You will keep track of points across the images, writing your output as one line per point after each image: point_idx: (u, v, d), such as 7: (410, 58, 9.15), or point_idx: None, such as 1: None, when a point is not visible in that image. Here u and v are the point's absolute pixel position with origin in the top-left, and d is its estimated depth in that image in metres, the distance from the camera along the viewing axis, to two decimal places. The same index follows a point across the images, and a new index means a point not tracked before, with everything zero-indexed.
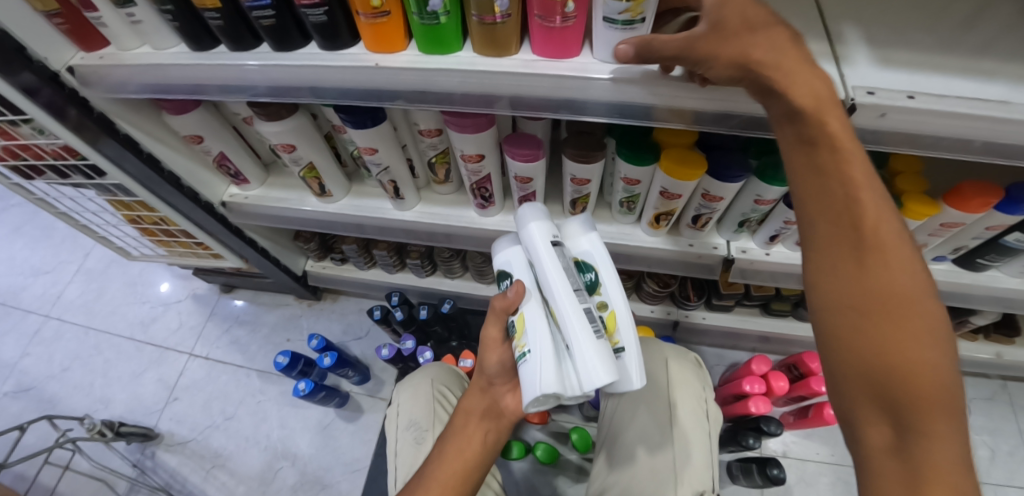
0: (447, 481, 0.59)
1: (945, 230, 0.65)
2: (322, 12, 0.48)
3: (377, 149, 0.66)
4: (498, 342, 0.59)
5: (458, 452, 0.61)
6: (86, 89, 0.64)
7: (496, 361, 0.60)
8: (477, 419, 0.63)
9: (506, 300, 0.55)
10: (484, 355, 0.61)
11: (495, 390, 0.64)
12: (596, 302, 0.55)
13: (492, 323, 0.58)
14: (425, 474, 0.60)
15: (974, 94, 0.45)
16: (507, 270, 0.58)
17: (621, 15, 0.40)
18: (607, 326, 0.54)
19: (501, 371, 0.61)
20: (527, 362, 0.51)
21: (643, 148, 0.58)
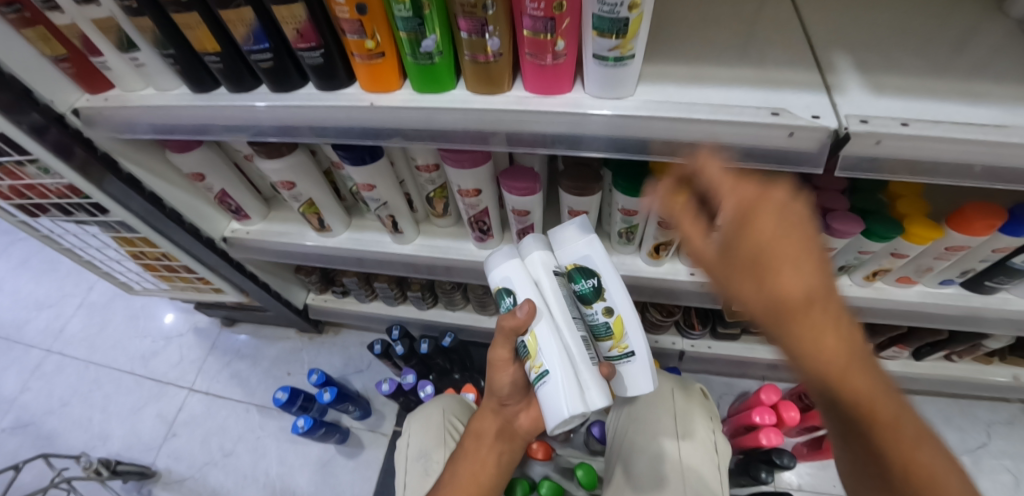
0: None
1: (951, 254, 0.63)
2: (319, 55, 0.49)
3: (375, 185, 0.66)
4: (504, 364, 0.58)
5: (472, 473, 0.61)
6: (91, 129, 0.65)
7: (507, 384, 0.60)
8: (490, 442, 0.64)
9: (516, 321, 0.52)
10: (493, 378, 0.60)
11: (505, 410, 0.64)
12: (601, 309, 0.54)
13: (500, 346, 0.56)
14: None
15: (970, 118, 0.45)
16: (508, 287, 0.55)
17: (611, 51, 0.41)
18: (615, 332, 0.54)
19: (512, 394, 0.61)
20: (546, 384, 0.51)
21: (640, 179, 0.58)
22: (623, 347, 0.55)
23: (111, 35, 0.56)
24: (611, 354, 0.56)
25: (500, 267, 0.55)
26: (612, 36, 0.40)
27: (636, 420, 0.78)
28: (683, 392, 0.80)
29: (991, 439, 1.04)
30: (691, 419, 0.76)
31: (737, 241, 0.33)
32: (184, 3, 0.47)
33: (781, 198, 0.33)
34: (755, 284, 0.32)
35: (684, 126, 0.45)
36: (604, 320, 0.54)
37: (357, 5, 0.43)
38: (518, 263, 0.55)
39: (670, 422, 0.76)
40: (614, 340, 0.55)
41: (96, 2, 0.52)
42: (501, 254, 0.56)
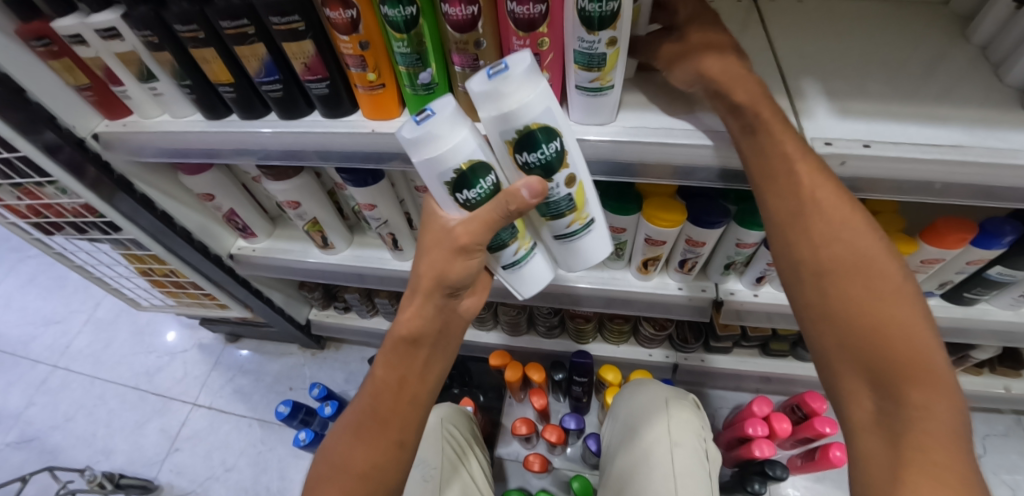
0: (387, 414, 0.54)
1: (927, 266, 0.66)
2: (325, 85, 0.53)
3: (376, 204, 0.70)
4: (457, 250, 0.48)
5: (406, 372, 0.55)
6: (109, 152, 0.69)
7: (455, 274, 0.50)
8: (427, 343, 0.55)
9: (520, 204, 0.42)
10: (442, 265, 0.50)
11: (449, 301, 0.54)
12: (565, 178, 0.45)
13: (467, 234, 0.46)
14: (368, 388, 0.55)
15: (928, 139, 0.48)
16: (478, 162, 0.42)
17: (592, 83, 0.45)
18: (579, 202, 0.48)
19: (462, 283, 0.52)
20: (529, 261, 0.56)
21: (628, 198, 0.61)
22: (584, 218, 0.51)
23: (132, 67, 0.60)
24: (570, 228, 0.51)
25: (427, 143, 0.40)
26: (594, 69, 0.44)
27: (634, 428, 0.80)
28: (677, 401, 0.81)
29: (986, 450, 1.05)
30: (684, 426, 0.78)
31: (745, 116, 0.44)
32: (202, 39, 0.52)
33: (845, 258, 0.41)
34: (771, 150, 0.43)
35: (662, 151, 0.49)
36: (567, 193, 0.47)
37: (360, 42, 0.47)
38: (460, 130, 0.41)
39: (662, 422, 0.78)
40: (576, 211, 0.49)
41: (121, 38, 0.56)
42: (439, 119, 0.40)
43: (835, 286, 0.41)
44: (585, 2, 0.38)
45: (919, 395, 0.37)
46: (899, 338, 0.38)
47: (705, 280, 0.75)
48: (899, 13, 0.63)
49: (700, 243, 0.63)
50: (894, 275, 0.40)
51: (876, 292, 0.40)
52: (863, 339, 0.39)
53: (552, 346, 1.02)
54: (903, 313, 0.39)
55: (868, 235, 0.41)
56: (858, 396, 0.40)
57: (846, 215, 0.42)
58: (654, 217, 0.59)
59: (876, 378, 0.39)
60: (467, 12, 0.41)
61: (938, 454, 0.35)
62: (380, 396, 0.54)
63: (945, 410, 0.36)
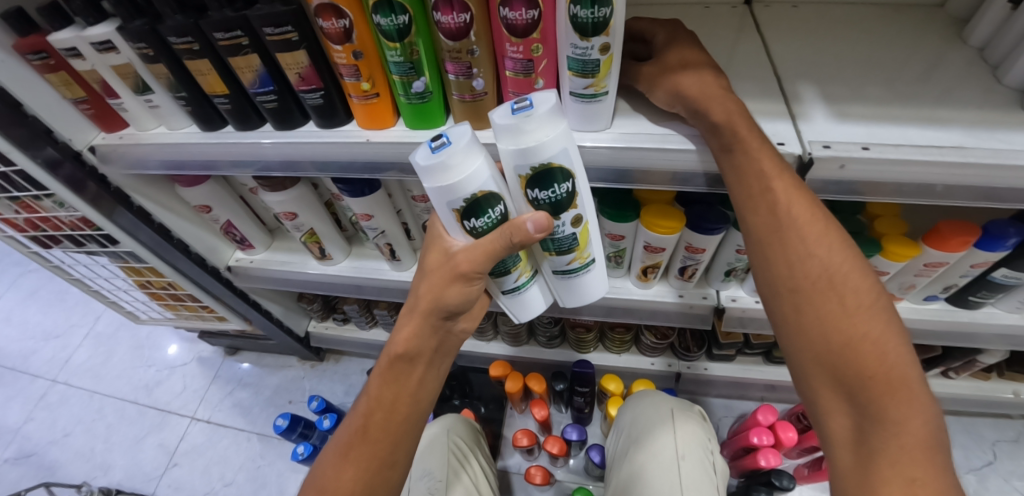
0: (380, 436, 0.53)
1: (930, 270, 0.65)
2: (319, 95, 0.53)
3: (373, 214, 0.69)
4: (456, 276, 0.48)
5: (399, 392, 0.54)
6: (106, 166, 0.69)
7: (454, 298, 0.50)
8: (422, 363, 0.55)
9: (525, 236, 0.43)
10: (440, 289, 0.50)
11: (446, 324, 0.54)
12: (570, 218, 0.46)
13: (467, 260, 0.47)
14: (360, 407, 0.55)
15: (929, 141, 0.47)
16: (489, 194, 0.42)
17: (587, 89, 0.44)
18: (581, 243, 0.50)
19: (459, 307, 0.52)
20: (530, 287, 0.56)
21: (625, 205, 0.61)
22: (585, 258, 0.52)
23: (128, 80, 0.60)
24: (571, 266, 0.53)
25: (443, 170, 0.40)
26: (587, 76, 0.43)
27: (636, 439, 0.79)
28: (682, 411, 0.80)
29: (997, 458, 1.03)
30: (688, 438, 0.76)
31: (723, 134, 0.43)
32: (197, 51, 0.52)
33: (821, 273, 0.41)
34: (747, 166, 0.43)
35: (658, 156, 0.48)
36: (572, 232, 0.48)
37: (353, 52, 0.47)
38: (474, 159, 0.41)
39: (666, 431, 0.77)
40: (577, 251, 0.51)
41: (116, 50, 0.56)
42: (457, 149, 0.40)
43: (810, 303, 0.41)
44: (577, 7, 0.38)
45: (895, 413, 0.37)
46: (871, 355, 0.38)
47: (706, 287, 0.73)
48: (896, 16, 0.63)
49: (700, 249, 0.62)
50: (867, 291, 0.40)
51: (846, 306, 0.40)
52: (836, 355, 0.39)
53: (553, 356, 1.01)
54: (877, 328, 0.39)
55: (841, 252, 0.41)
56: (834, 414, 0.40)
57: (819, 231, 0.42)
58: (653, 225, 0.59)
59: (850, 393, 0.39)
60: (459, 20, 0.41)
61: (914, 472, 0.35)
62: (373, 415, 0.54)
63: (920, 426, 0.36)
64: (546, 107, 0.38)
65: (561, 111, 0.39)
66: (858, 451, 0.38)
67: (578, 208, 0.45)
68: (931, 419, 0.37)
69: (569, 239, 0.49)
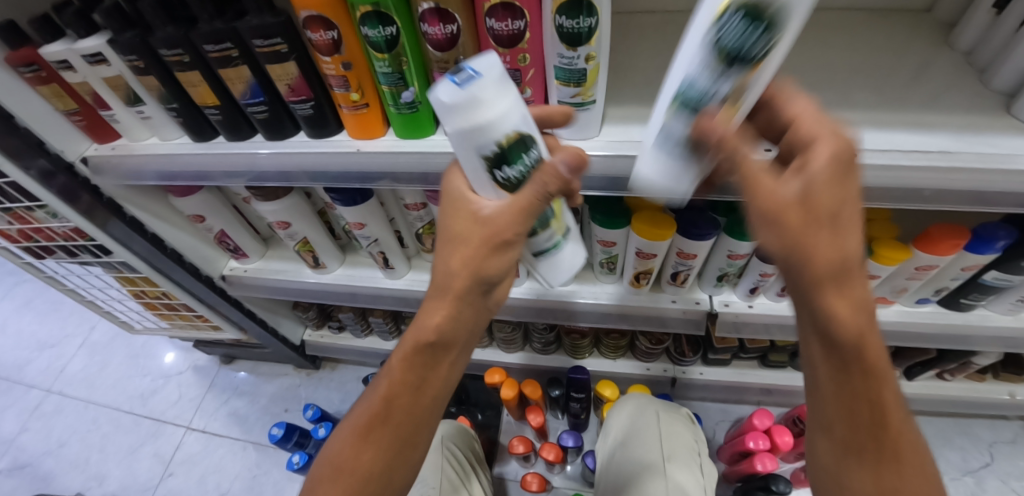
0: (402, 419, 0.52)
1: (921, 273, 0.65)
2: (309, 106, 0.53)
3: (366, 223, 0.69)
4: (495, 243, 0.44)
5: (424, 377, 0.52)
6: (99, 177, 0.69)
7: (494, 272, 0.47)
8: (451, 345, 0.51)
9: (559, 182, 0.40)
10: (478, 260, 0.46)
11: (481, 301, 0.50)
12: (550, 184, 0.44)
13: (505, 219, 0.42)
14: (378, 389, 0.53)
15: (915, 146, 0.48)
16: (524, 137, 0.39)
17: (574, 97, 0.45)
18: (558, 213, 0.46)
19: (496, 281, 0.49)
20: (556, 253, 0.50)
21: (617, 212, 0.61)
22: (562, 230, 0.48)
23: (119, 91, 0.60)
24: (551, 240, 0.48)
25: (465, 109, 0.35)
26: (574, 85, 0.44)
27: (625, 444, 0.79)
28: (668, 415, 0.81)
29: (994, 459, 1.03)
30: (676, 442, 0.77)
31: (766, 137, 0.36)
32: (187, 63, 0.52)
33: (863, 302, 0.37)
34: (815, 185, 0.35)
35: None
36: (548, 200, 0.45)
37: (342, 63, 0.47)
38: (506, 96, 0.36)
39: (654, 433, 0.78)
40: (557, 220, 0.47)
41: (107, 62, 0.56)
42: (491, 82, 0.35)
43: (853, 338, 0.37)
44: (562, 18, 0.38)
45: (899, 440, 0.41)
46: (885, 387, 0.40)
47: (699, 293, 0.74)
48: (883, 21, 0.64)
49: (692, 255, 0.63)
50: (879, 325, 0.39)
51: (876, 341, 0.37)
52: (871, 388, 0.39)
53: (549, 362, 1.01)
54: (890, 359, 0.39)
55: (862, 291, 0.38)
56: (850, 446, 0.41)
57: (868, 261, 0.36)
58: (644, 231, 0.59)
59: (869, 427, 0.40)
60: (446, 31, 0.41)
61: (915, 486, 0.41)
62: (396, 398, 0.52)
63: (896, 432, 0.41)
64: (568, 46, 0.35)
65: None
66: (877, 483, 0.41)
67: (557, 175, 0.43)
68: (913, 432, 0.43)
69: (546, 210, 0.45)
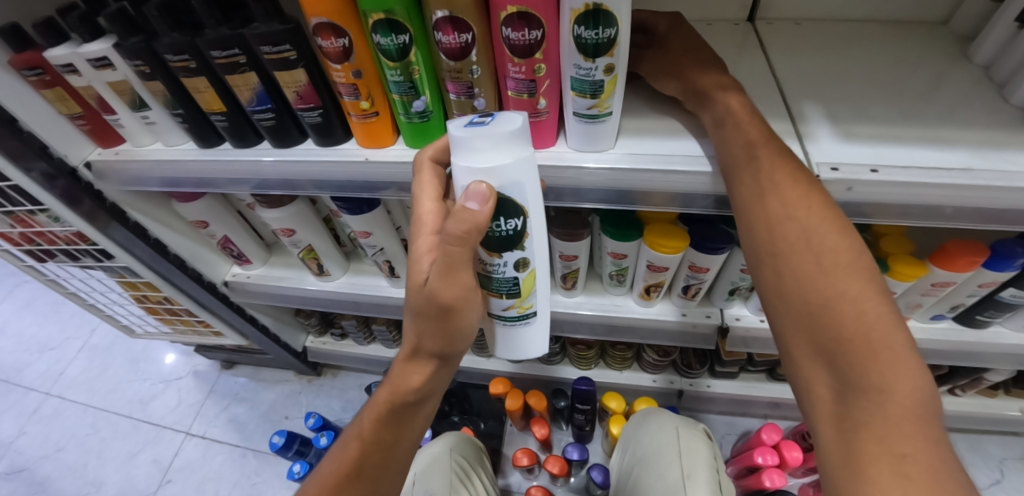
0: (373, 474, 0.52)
1: (937, 290, 0.64)
2: (317, 114, 0.52)
3: (372, 232, 0.68)
4: (453, 312, 0.45)
5: (399, 431, 0.52)
6: (102, 182, 0.68)
7: (457, 334, 0.47)
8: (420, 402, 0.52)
9: (472, 218, 0.39)
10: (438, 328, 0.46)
11: (453, 358, 0.51)
12: (517, 259, 0.45)
13: (457, 282, 0.43)
14: (349, 442, 0.53)
15: (937, 162, 0.46)
16: (511, 193, 0.40)
17: (589, 109, 0.44)
18: (523, 288, 0.48)
19: (460, 343, 0.49)
20: (515, 324, 0.51)
21: (628, 225, 0.60)
22: (525, 308, 0.50)
23: (124, 96, 0.59)
24: (508, 313, 0.50)
25: (467, 149, 0.39)
26: (589, 96, 0.42)
27: (641, 461, 0.77)
28: (688, 430, 0.78)
29: (1005, 475, 1.01)
30: (699, 461, 0.74)
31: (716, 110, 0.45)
32: (194, 69, 0.51)
33: (799, 229, 0.40)
34: (733, 136, 0.43)
35: (662, 176, 0.47)
36: (513, 276, 0.47)
37: (352, 70, 0.46)
38: (505, 152, 0.39)
39: (671, 451, 0.76)
40: (519, 299, 0.49)
41: (113, 67, 0.55)
42: (493, 134, 0.38)
43: (789, 266, 0.40)
44: (581, 29, 0.37)
45: (877, 380, 0.35)
46: (849, 314, 0.37)
47: (709, 306, 0.72)
48: (898, 34, 0.63)
49: (704, 269, 0.62)
50: (845, 248, 0.39)
51: (822, 264, 0.39)
52: (813, 318, 0.38)
53: (553, 373, 1.00)
54: (854, 288, 0.37)
55: (824, 213, 0.39)
56: (818, 382, 0.39)
57: (799, 192, 0.40)
58: (657, 245, 0.58)
59: (833, 362, 0.37)
60: (460, 40, 0.40)
61: (902, 445, 0.33)
62: (368, 454, 0.52)
63: (909, 395, 0.34)
64: (514, 127, 0.38)
65: (524, 135, 0.40)
66: (842, 427, 0.37)
67: (526, 249, 0.45)
68: (925, 388, 0.35)
69: (510, 282, 0.47)
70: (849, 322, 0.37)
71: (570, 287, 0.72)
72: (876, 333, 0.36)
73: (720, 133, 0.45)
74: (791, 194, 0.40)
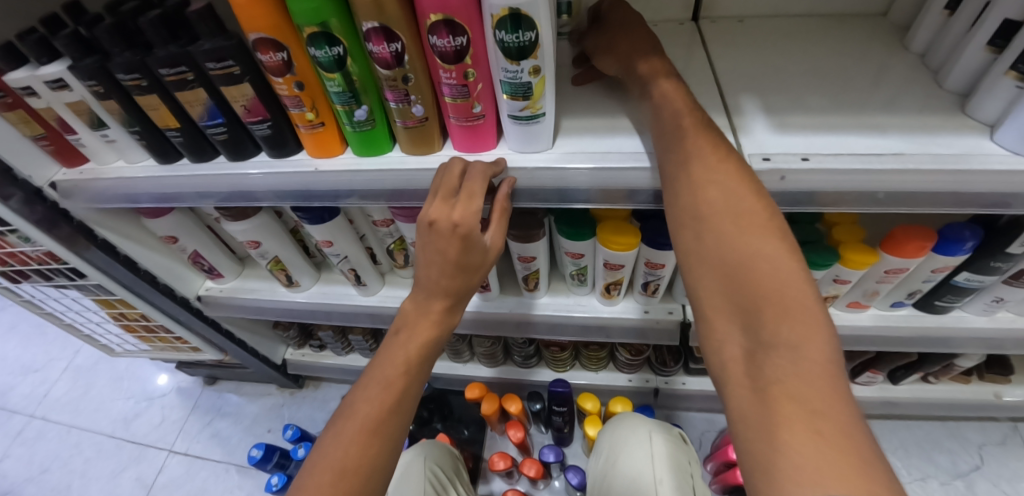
0: (383, 403, 0.51)
1: (892, 277, 0.65)
2: (266, 126, 0.53)
3: (334, 240, 0.69)
4: (467, 225, 0.48)
5: (407, 361, 0.53)
6: (68, 200, 0.69)
7: (471, 254, 0.50)
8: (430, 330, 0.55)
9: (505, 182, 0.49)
10: (451, 242, 0.49)
11: (464, 287, 0.54)
12: None
13: (472, 199, 0.46)
14: (349, 435, 0.49)
15: (868, 149, 0.48)
16: None
17: (523, 111, 0.45)
18: None
19: (470, 266, 0.52)
20: None
21: (582, 223, 0.61)
22: None
23: (83, 115, 0.60)
24: None
25: None
26: (521, 98, 0.44)
27: (615, 464, 0.77)
28: (661, 436, 0.78)
29: (984, 462, 1.01)
30: (674, 465, 0.74)
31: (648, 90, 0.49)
32: (145, 87, 0.52)
33: (724, 194, 0.40)
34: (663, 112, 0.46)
35: (601, 175, 0.48)
36: None
37: (294, 83, 0.47)
38: None
39: (645, 453, 0.76)
40: None
41: (70, 88, 0.57)
42: None
43: (710, 229, 0.40)
44: (502, 33, 0.38)
45: (788, 337, 0.35)
46: (766, 273, 0.37)
47: (672, 302, 0.73)
48: (837, 26, 0.65)
49: (659, 265, 0.63)
50: (762, 216, 0.39)
51: (741, 228, 0.39)
52: (732, 274, 0.38)
53: (530, 376, 1.00)
54: (770, 248, 0.38)
55: (743, 184, 0.41)
56: (730, 340, 0.38)
57: (720, 164, 0.42)
58: (609, 242, 0.59)
59: (745, 315, 0.37)
60: (392, 49, 0.41)
61: (811, 399, 0.33)
62: (388, 382, 0.52)
63: (816, 349, 0.34)
64: None
65: None
66: (756, 388, 0.35)
67: None
68: (832, 345, 0.34)
69: None
70: (764, 285, 0.37)
71: (533, 288, 0.73)
72: (790, 292, 0.36)
73: (653, 113, 0.48)
74: (719, 166, 0.42)
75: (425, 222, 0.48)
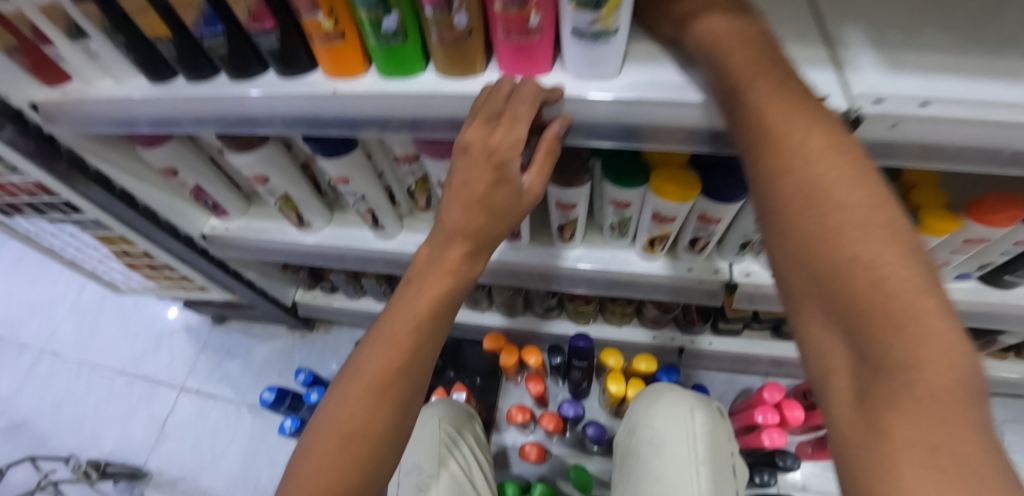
0: (391, 365, 0.44)
1: (969, 246, 0.59)
2: (275, 38, 0.45)
3: (351, 178, 0.62)
4: (504, 155, 0.41)
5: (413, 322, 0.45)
6: (52, 125, 0.61)
7: (505, 190, 0.43)
8: (445, 279, 0.46)
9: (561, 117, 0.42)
10: (482, 175, 0.42)
11: (489, 230, 0.45)
12: None
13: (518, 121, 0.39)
14: (355, 396, 0.43)
15: (998, 97, 0.40)
16: None
17: (592, 25, 0.36)
18: None
19: (501, 204, 0.44)
20: None
21: (633, 170, 0.54)
22: None
23: (59, 23, 0.51)
24: None
25: None
26: (591, 8, 0.35)
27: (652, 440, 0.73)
28: (704, 413, 0.74)
29: None
30: (716, 445, 0.72)
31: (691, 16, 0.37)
32: None
33: (799, 156, 0.29)
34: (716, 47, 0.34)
35: (676, 111, 0.40)
36: None
37: None
38: None
39: (686, 431, 0.72)
40: None
41: None
42: None
43: (777, 201, 0.29)
44: None
45: (901, 350, 0.23)
46: (853, 262, 0.25)
47: (717, 261, 0.67)
48: None
49: (714, 220, 0.56)
50: (849, 181, 0.27)
51: (817, 200, 0.27)
52: (810, 261, 0.27)
53: (550, 328, 0.97)
54: (861, 228, 0.26)
55: (823, 139, 0.29)
56: (821, 347, 0.27)
57: (795, 114, 0.30)
58: (664, 192, 0.52)
59: (834, 315, 0.26)
60: None
61: (940, 434, 0.22)
62: (392, 342, 0.44)
63: (947, 365, 0.22)
64: None
65: None
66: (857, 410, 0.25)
67: None
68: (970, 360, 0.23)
69: None
70: (856, 273, 0.25)
71: (569, 239, 0.67)
72: (897, 286, 0.24)
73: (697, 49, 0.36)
74: (799, 117, 0.30)
75: (459, 148, 0.42)
